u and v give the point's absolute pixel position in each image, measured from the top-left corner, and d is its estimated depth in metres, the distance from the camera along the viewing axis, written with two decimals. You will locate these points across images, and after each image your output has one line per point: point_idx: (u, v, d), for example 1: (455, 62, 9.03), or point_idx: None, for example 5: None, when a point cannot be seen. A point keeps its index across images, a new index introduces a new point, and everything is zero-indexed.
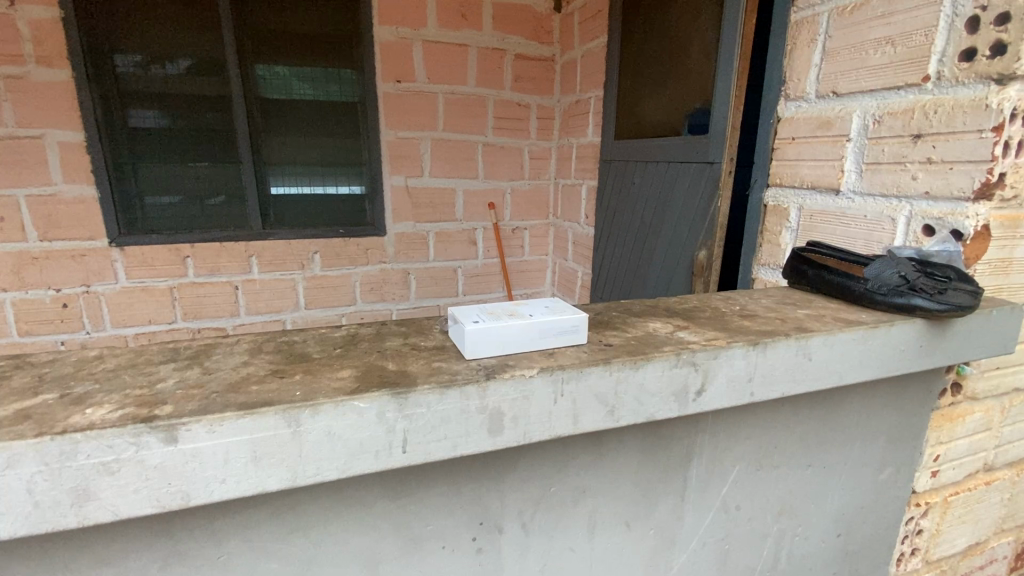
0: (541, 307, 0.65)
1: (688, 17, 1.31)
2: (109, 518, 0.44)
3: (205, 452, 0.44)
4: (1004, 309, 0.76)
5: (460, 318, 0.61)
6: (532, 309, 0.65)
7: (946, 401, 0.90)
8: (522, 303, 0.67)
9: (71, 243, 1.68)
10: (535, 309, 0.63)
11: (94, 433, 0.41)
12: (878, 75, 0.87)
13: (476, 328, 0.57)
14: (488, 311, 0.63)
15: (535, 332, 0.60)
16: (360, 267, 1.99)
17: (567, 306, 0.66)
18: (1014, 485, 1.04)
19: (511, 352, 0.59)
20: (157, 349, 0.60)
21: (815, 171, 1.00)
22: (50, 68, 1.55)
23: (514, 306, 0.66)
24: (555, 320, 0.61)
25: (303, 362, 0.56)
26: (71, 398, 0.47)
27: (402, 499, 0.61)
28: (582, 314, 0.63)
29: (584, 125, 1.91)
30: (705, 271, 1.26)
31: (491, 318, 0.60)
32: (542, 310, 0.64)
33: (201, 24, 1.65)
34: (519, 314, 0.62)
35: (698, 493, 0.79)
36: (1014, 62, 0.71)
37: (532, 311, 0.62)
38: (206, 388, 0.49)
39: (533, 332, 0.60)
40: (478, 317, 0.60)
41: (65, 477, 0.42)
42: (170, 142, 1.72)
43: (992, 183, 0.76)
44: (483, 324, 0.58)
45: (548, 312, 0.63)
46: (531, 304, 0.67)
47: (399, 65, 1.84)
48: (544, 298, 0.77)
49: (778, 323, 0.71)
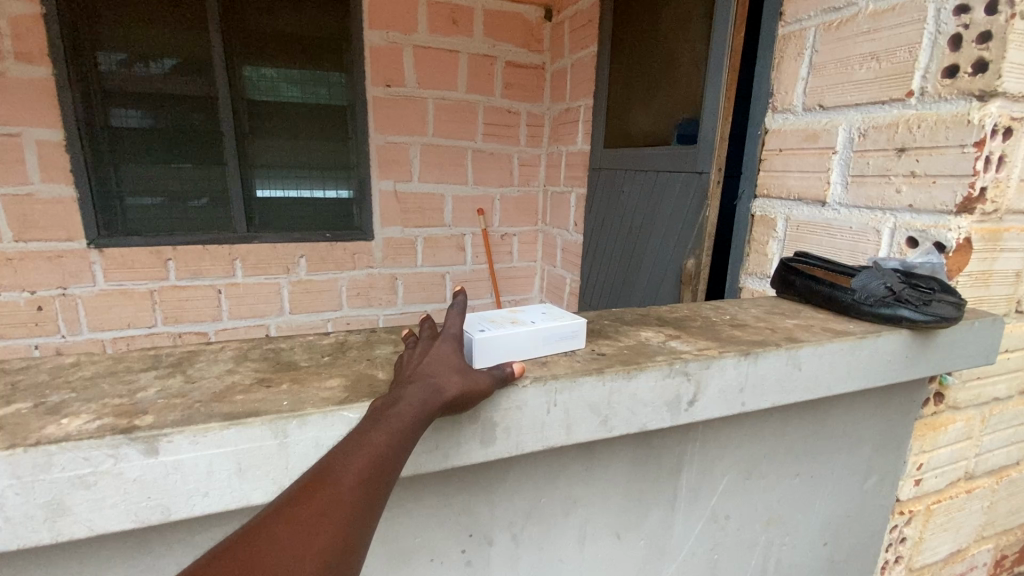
0: (540, 313, 0.65)
1: (678, 28, 1.32)
2: (85, 534, 0.42)
3: (187, 463, 0.42)
4: (988, 320, 0.77)
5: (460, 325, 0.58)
6: (530, 315, 0.64)
7: (929, 410, 0.91)
8: (519, 310, 0.66)
9: (46, 244, 1.63)
10: (537, 316, 0.63)
11: (70, 445, 0.40)
12: (863, 90, 0.89)
13: (485, 335, 0.55)
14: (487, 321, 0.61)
15: (539, 337, 0.59)
16: (347, 272, 1.96)
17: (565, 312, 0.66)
18: (994, 493, 1.05)
19: (516, 360, 0.58)
20: (138, 356, 0.58)
21: (802, 183, 1.01)
22: (30, 65, 1.51)
23: (511, 313, 0.65)
24: (562, 325, 0.61)
25: (290, 371, 0.55)
26: (47, 408, 0.46)
27: (390, 511, 0.60)
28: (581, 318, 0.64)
29: (574, 133, 1.91)
30: (693, 280, 1.27)
31: (494, 326, 0.58)
32: (540, 316, 0.63)
33: (188, 24, 1.63)
34: (522, 321, 0.61)
35: (687, 502, 0.78)
36: (996, 79, 0.73)
37: (536, 318, 0.62)
38: (189, 397, 0.48)
39: (536, 338, 0.59)
40: (479, 326, 0.58)
41: (38, 490, 0.40)
42: (154, 142, 1.69)
43: (974, 197, 0.77)
44: (490, 332, 0.56)
45: (553, 319, 0.63)
46: (528, 311, 0.66)
47: (388, 68, 1.82)
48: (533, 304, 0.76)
49: (768, 332, 0.71)
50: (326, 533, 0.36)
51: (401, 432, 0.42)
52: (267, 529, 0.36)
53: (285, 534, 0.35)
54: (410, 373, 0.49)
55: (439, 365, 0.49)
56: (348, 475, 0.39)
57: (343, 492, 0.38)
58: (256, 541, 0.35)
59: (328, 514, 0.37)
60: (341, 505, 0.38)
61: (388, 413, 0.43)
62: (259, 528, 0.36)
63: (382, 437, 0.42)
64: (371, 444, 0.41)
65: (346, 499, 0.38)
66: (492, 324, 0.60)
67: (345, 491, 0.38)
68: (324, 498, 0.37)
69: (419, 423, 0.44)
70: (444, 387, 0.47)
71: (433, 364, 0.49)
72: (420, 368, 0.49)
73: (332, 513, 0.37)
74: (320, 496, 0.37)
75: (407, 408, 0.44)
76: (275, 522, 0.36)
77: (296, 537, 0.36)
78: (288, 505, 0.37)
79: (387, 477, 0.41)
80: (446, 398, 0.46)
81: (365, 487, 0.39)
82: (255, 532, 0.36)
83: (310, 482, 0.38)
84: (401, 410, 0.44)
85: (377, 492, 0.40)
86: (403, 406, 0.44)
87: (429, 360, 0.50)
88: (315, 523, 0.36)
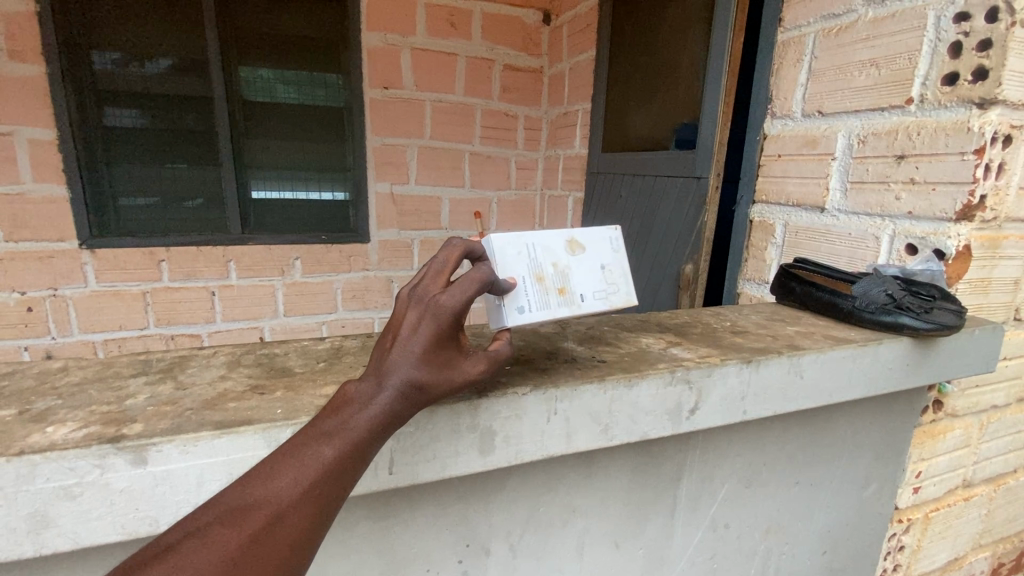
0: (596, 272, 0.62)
1: (678, 33, 1.32)
2: (70, 547, 0.41)
3: (177, 474, 0.41)
4: (989, 328, 0.77)
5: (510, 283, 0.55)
6: (584, 274, 0.61)
7: (928, 418, 0.90)
8: (578, 255, 0.62)
9: (36, 245, 1.60)
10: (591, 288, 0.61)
11: (55, 454, 0.38)
12: (863, 96, 0.89)
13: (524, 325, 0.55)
14: (536, 275, 0.58)
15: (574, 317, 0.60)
16: (342, 274, 1.95)
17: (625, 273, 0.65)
18: (992, 501, 1.05)
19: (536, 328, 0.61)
20: (128, 361, 0.56)
21: (801, 189, 1.01)
22: (21, 63, 1.49)
23: (567, 260, 0.61)
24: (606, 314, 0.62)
25: (284, 377, 0.53)
26: (32, 416, 0.44)
27: (386, 521, 0.59)
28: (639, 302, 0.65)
29: (572, 136, 1.91)
30: (692, 285, 1.27)
31: (538, 304, 0.57)
32: (591, 285, 0.61)
33: (184, 23, 1.62)
34: (567, 296, 0.59)
35: (687, 510, 0.77)
36: (995, 87, 0.73)
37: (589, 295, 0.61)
38: (180, 404, 0.46)
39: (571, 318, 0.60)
40: (525, 294, 0.57)
41: (20, 502, 0.38)
42: (147, 142, 1.67)
43: (973, 205, 0.77)
44: (527, 317, 0.56)
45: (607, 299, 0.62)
46: (586, 260, 0.62)
47: (387, 70, 1.81)
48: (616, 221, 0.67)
49: (769, 340, 0.70)
50: (263, 556, 0.36)
51: (358, 446, 0.40)
52: (190, 547, 0.34)
53: (211, 556, 0.34)
54: (389, 365, 0.43)
55: (421, 362, 0.44)
56: (291, 494, 0.37)
57: (284, 513, 0.37)
58: (177, 559, 0.33)
59: (266, 536, 0.36)
60: (283, 525, 0.37)
61: (346, 422, 0.41)
62: (181, 544, 0.34)
63: (334, 453, 0.39)
64: (325, 459, 0.39)
65: (288, 519, 0.37)
66: (538, 291, 0.58)
67: (286, 511, 0.37)
68: (263, 520, 0.36)
69: (375, 435, 0.41)
70: (419, 394, 0.43)
71: (417, 359, 0.44)
72: (401, 359, 0.44)
73: (268, 535, 0.36)
74: (258, 517, 0.36)
75: (370, 420, 0.41)
76: (201, 540, 0.34)
77: (223, 561, 0.34)
78: (220, 521, 0.35)
79: (336, 493, 0.39)
80: (415, 406, 0.44)
81: (309, 506, 0.38)
82: (178, 548, 0.34)
83: (252, 497, 0.37)
84: (364, 421, 0.41)
85: (324, 509, 0.39)
86: (363, 417, 0.41)
87: (410, 349, 0.44)
88: (248, 545, 0.35)
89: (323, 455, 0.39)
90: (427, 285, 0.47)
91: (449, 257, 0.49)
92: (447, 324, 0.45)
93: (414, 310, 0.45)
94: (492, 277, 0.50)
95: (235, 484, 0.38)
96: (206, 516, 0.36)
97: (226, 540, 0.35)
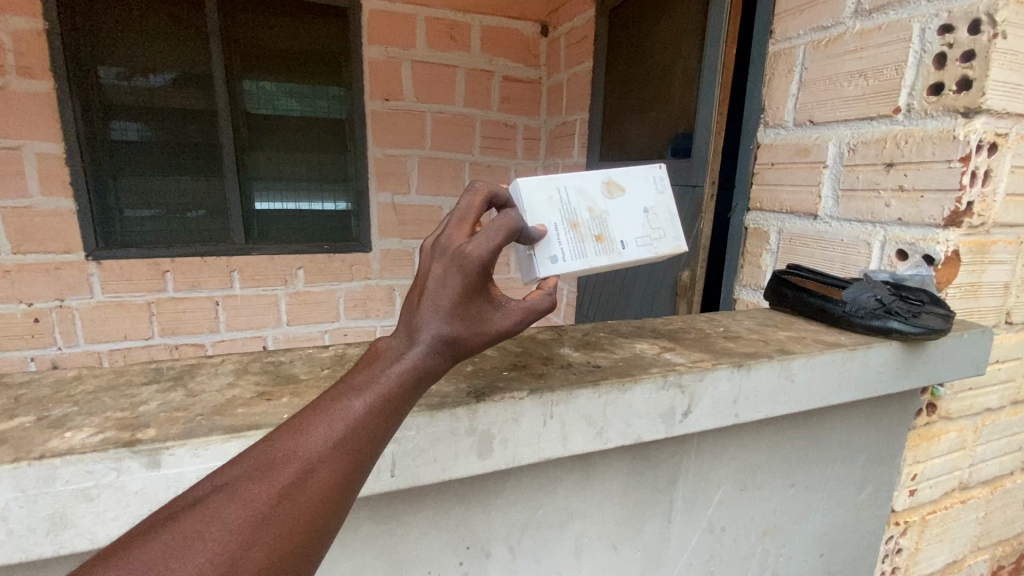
0: (630, 215, 0.68)
1: (673, 43, 1.35)
2: (86, 547, 0.43)
3: (189, 476, 0.43)
4: (977, 332, 0.79)
5: (542, 232, 0.61)
6: (619, 222, 0.67)
7: (922, 420, 0.92)
8: (611, 200, 0.67)
9: (43, 256, 1.63)
10: (625, 232, 0.67)
11: (73, 458, 0.40)
12: (852, 105, 0.91)
13: (557, 272, 0.62)
14: (568, 222, 0.64)
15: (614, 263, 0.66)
16: (345, 283, 1.97)
17: (664, 216, 0.70)
18: (989, 503, 1.06)
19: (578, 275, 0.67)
20: (139, 370, 0.59)
21: (793, 197, 1.03)
22: (30, 79, 1.52)
23: (600, 209, 0.66)
24: (641, 259, 0.67)
25: (290, 384, 0.55)
26: (49, 421, 0.46)
27: (387, 523, 0.61)
28: (679, 246, 0.70)
29: (571, 146, 1.93)
30: (688, 291, 1.28)
31: (573, 252, 0.63)
32: (626, 233, 0.67)
33: (186, 36, 1.65)
34: (603, 244, 0.65)
35: (684, 512, 0.79)
36: (979, 97, 0.75)
37: (623, 241, 0.66)
38: (190, 411, 0.49)
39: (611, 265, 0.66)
40: (558, 242, 0.63)
41: (40, 503, 0.40)
42: (153, 155, 1.70)
43: (961, 211, 0.79)
44: (563, 266, 0.62)
45: (642, 243, 0.67)
46: (619, 208, 0.67)
47: (388, 84, 1.85)
48: (652, 167, 0.71)
49: (761, 344, 0.72)
50: (296, 508, 0.36)
51: (388, 403, 0.41)
52: (216, 501, 0.34)
53: (241, 507, 0.34)
54: (419, 319, 0.45)
55: (448, 316, 0.45)
56: (320, 448, 0.38)
57: (314, 467, 0.37)
58: (204, 512, 0.34)
59: (299, 489, 0.36)
60: (317, 479, 0.37)
61: (375, 379, 0.42)
62: (208, 499, 0.34)
63: (363, 407, 0.40)
64: (356, 413, 0.40)
65: (321, 474, 0.37)
66: (572, 238, 0.63)
67: (316, 466, 0.38)
68: (294, 473, 0.37)
69: (405, 390, 0.43)
70: (449, 346, 0.45)
71: (443, 313, 0.45)
72: (428, 313, 0.45)
73: (298, 488, 0.36)
74: (288, 470, 0.37)
75: (400, 373, 0.43)
76: (230, 494, 0.35)
77: (252, 513, 0.34)
78: (250, 475, 0.36)
79: (368, 448, 0.40)
80: (445, 360, 0.45)
81: (340, 461, 0.38)
82: (207, 502, 0.34)
83: (283, 452, 0.37)
84: (394, 376, 0.42)
85: (357, 464, 0.39)
86: (393, 372, 0.43)
87: (437, 302, 0.45)
88: (282, 497, 0.36)
89: (353, 410, 0.40)
90: (450, 234, 0.48)
91: (470, 207, 0.51)
92: (473, 275, 0.46)
93: (440, 263, 0.46)
94: (516, 224, 0.51)
95: (265, 440, 0.39)
96: (234, 471, 0.36)
97: (257, 494, 0.35)
